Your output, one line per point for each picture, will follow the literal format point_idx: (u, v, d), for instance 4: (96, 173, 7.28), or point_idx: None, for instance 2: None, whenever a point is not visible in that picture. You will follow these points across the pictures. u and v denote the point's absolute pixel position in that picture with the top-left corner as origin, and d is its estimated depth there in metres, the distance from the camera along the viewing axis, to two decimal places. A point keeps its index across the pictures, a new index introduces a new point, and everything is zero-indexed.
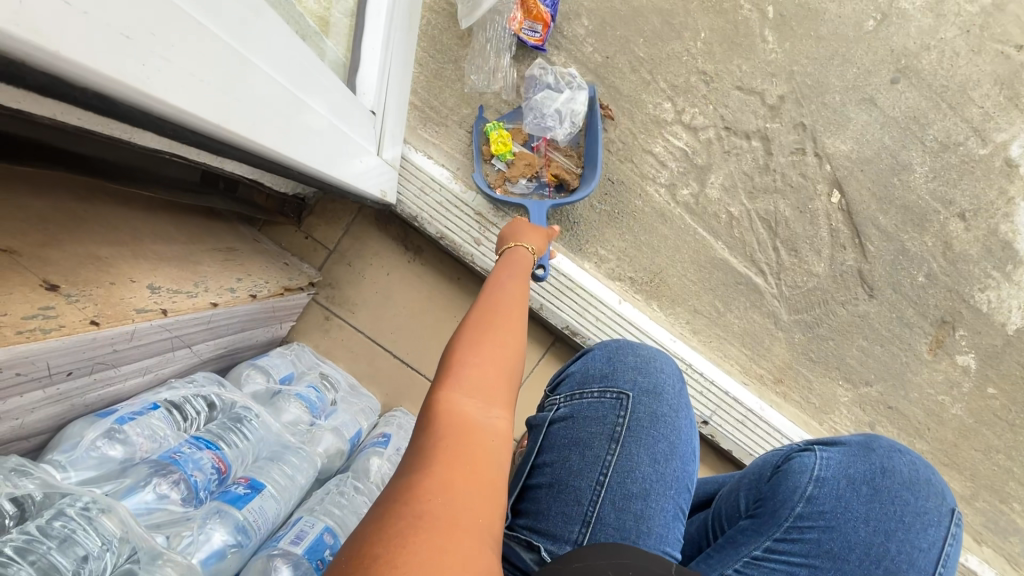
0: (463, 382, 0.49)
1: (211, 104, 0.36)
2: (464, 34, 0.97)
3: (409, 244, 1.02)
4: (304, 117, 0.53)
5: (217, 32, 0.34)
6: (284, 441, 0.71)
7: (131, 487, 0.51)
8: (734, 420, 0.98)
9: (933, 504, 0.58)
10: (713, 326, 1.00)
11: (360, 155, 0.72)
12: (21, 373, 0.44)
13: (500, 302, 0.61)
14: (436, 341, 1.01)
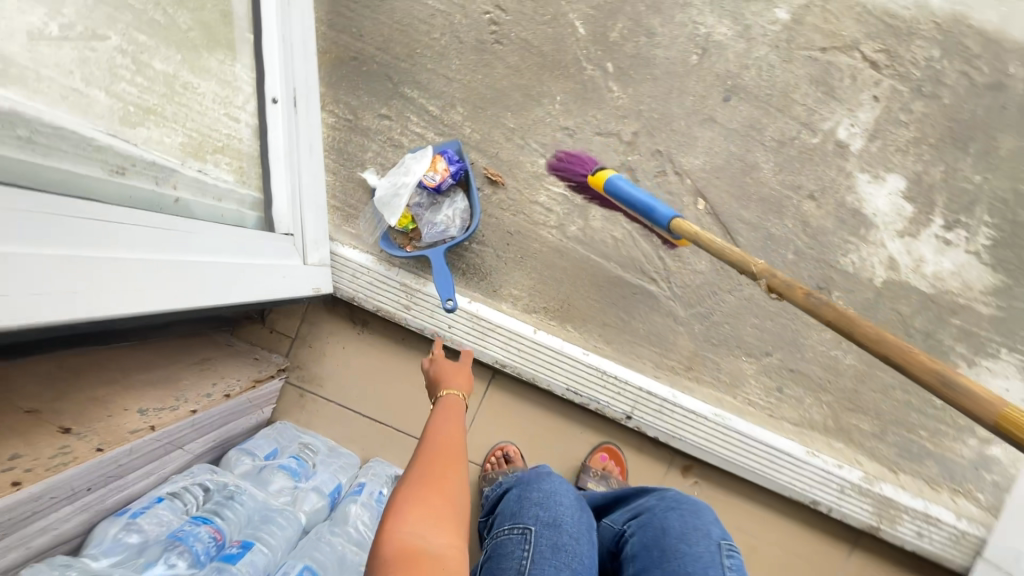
0: (415, 530, 0.49)
1: (106, 303, 0.57)
2: (364, 140, 1.17)
3: (356, 318, 1.20)
4: (209, 270, 0.74)
5: (91, 256, 0.56)
6: (269, 505, 0.89)
7: (149, 562, 0.69)
8: (653, 410, 1.14)
9: (703, 546, 0.73)
10: (622, 334, 1.17)
11: (283, 270, 0.93)
12: (56, 496, 0.63)
13: (446, 438, 0.62)
14: (394, 395, 1.19)
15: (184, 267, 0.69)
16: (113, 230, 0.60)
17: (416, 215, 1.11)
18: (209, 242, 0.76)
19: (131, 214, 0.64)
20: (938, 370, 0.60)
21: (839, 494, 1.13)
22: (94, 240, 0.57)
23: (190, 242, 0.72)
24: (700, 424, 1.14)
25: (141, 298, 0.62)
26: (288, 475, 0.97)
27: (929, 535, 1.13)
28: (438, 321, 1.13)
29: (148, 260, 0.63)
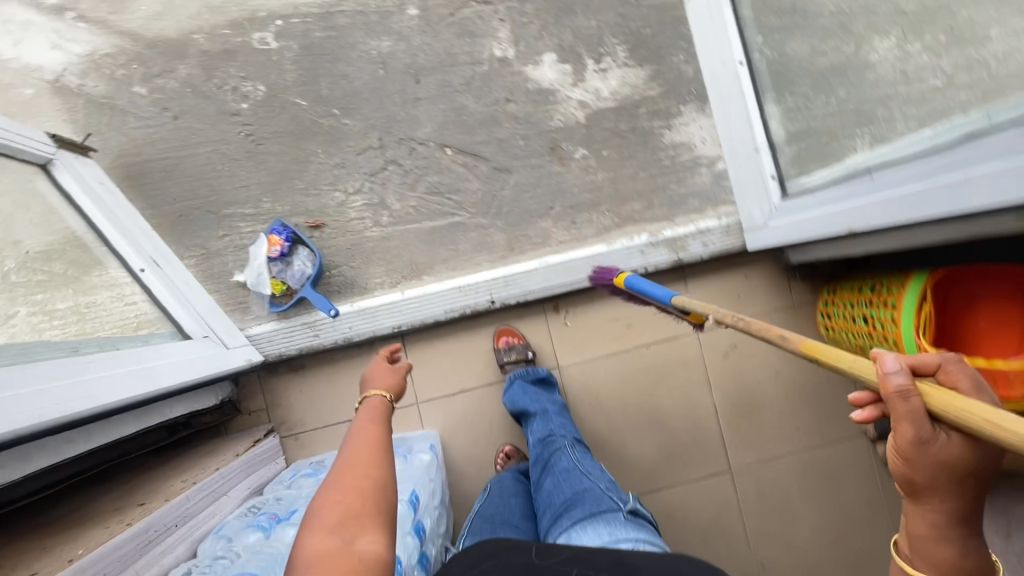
0: (322, 534, 0.72)
1: (73, 407, 0.94)
2: (221, 259, 1.60)
3: (296, 367, 1.61)
4: (135, 375, 1.12)
5: (54, 384, 0.94)
6: (305, 491, 1.31)
7: (242, 535, 1.10)
8: (505, 286, 1.57)
9: (559, 438, 1.31)
10: (458, 257, 1.62)
11: (206, 359, 1.32)
12: (163, 527, 1.05)
13: (360, 461, 0.84)
14: (351, 395, 1.61)
15: (114, 377, 1.07)
16: (60, 367, 0.98)
17: (282, 279, 1.55)
18: (132, 358, 1.14)
19: (70, 358, 1.03)
20: (779, 334, 0.78)
21: (643, 255, 1.58)
22: (52, 376, 0.95)
23: (115, 363, 1.10)
24: (538, 272, 1.57)
25: (103, 391, 1.02)
26: (310, 475, 1.39)
27: (712, 240, 1.59)
28: (342, 330, 1.55)
29: (88, 375, 1.02)
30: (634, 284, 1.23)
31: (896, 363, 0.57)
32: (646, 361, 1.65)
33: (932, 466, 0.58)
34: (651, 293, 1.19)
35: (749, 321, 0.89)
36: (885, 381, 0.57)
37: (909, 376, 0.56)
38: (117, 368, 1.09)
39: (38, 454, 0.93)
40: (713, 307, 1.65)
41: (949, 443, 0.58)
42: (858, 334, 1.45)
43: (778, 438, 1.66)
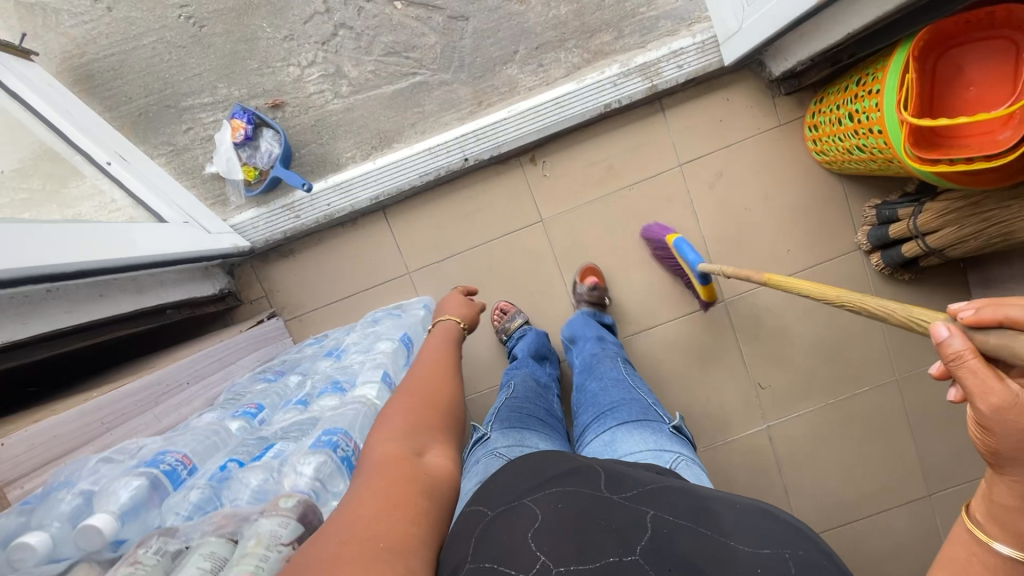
0: (379, 461, 0.64)
1: (55, 261, 0.98)
2: (191, 153, 1.58)
3: (286, 252, 1.64)
4: (115, 247, 1.15)
5: (34, 241, 0.97)
6: (312, 350, 1.36)
7: (254, 382, 1.17)
8: (476, 140, 1.52)
9: (602, 353, 1.33)
10: (426, 119, 1.58)
11: (187, 241, 1.34)
12: (177, 379, 1.13)
13: (422, 397, 0.76)
14: (344, 272, 1.65)
15: (93, 246, 1.09)
16: (37, 229, 1.01)
17: (253, 164, 1.53)
18: (110, 233, 1.17)
19: (47, 224, 1.05)
20: (835, 296, 0.78)
21: (616, 88, 1.51)
22: (31, 235, 0.97)
23: (92, 234, 1.12)
24: (509, 121, 1.52)
25: (83, 254, 1.06)
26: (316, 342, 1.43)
27: (687, 61, 1.50)
28: (321, 207, 1.56)
29: (66, 239, 1.04)
30: (679, 245, 1.47)
31: (946, 330, 0.50)
32: (630, 203, 1.63)
33: (1013, 431, 0.47)
34: (689, 254, 1.44)
35: (795, 283, 0.95)
36: (943, 346, 0.50)
37: (966, 341, 0.49)
38: (95, 238, 1.12)
39: (37, 311, 0.97)
40: (694, 138, 1.60)
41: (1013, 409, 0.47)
42: (845, 135, 1.39)
43: (770, 263, 1.66)
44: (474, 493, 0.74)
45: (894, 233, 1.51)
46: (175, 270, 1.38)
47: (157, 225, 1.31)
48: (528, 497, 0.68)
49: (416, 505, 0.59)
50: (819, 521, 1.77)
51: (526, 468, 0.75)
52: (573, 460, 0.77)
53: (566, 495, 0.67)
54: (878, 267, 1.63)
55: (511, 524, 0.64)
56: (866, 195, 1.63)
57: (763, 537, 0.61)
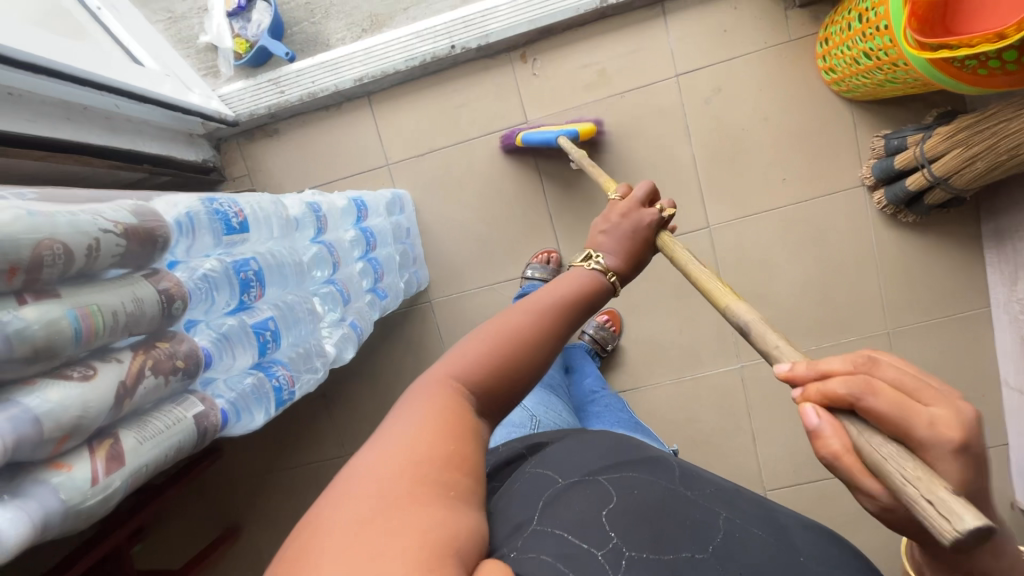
0: (427, 413, 0.61)
1: (31, 52, 1.05)
2: (184, 20, 1.58)
3: (271, 132, 1.65)
4: (92, 68, 1.22)
5: (14, 30, 1.04)
6: None
7: None
8: (464, 29, 1.50)
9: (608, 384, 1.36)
10: (418, 5, 1.55)
11: (163, 88, 1.42)
12: None
13: (498, 342, 0.70)
14: (325, 158, 1.65)
15: (71, 58, 1.17)
16: (19, 24, 1.08)
17: (244, 36, 1.53)
18: (89, 57, 1.24)
19: (29, 25, 1.12)
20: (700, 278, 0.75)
21: None
22: (12, 25, 1.05)
23: (72, 51, 1.19)
24: (499, 11, 1.49)
25: (60, 58, 1.13)
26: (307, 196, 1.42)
27: None
28: (305, 84, 1.55)
29: (45, 42, 1.11)
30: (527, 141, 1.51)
31: (818, 415, 0.46)
32: (620, 112, 1.56)
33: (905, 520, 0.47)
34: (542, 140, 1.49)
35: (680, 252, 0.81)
36: (817, 439, 0.46)
37: (839, 436, 0.45)
38: (74, 55, 1.19)
39: (8, 96, 1.05)
40: (695, 48, 1.52)
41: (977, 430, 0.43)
42: (852, 43, 1.28)
43: (762, 190, 1.57)
44: (544, 460, 0.82)
45: (899, 163, 1.39)
46: (155, 123, 1.43)
47: (137, 68, 1.38)
48: (603, 476, 0.75)
49: (455, 481, 0.55)
50: (785, 475, 1.67)
51: (589, 452, 0.82)
52: (631, 447, 0.85)
53: (639, 483, 0.73)
54: (880, 205, 1.53)
55: (586, 496, 0.71)
56: (877, 127, 1.52)
57: (826, 556, 0.67)
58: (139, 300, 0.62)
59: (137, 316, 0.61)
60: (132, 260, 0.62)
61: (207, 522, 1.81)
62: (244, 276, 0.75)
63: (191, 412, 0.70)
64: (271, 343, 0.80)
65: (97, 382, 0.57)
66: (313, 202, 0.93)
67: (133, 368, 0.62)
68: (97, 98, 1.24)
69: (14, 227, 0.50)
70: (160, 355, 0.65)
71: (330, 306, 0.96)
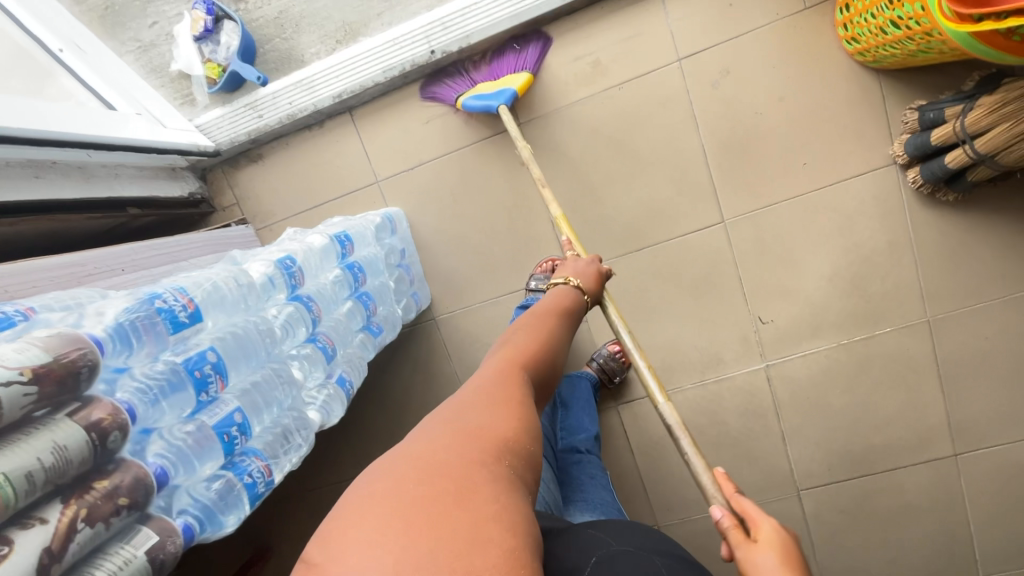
0: (483, 398, 0.62)
1: None
2: (154, 50, 1.51)
3: (255, 156, 1.59)
4: (60, 123, 1.18)
5: None
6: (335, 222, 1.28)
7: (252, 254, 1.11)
8: (442, 32, 1.40)
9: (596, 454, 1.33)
10: (392, 8, 1.44)
11: (137, 129, 1.37)
12: (109, 266, 1.11)
13: (534, 350, 0.74)
14: (312, 180, 1.58)
15: (37, 119, 1.13)
16: None
17: (215, 60, 1.46)
18: (56, 111, 1.20)
19: None
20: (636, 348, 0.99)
21: None
22: None
23: (36, 109, 1.15)
24: (478, 9, 1.37)
25: (24, 120, 1.09)
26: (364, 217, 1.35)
27: None
28: (283, 106, 1.48)
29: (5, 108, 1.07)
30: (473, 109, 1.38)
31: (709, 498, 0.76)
32: (618, 105, 1.44)
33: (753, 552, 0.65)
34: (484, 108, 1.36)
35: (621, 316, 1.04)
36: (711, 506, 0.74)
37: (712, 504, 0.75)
38: (38, 113, 1.14)
39: None
40: (696, 26, 1.38)
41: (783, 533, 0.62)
42: (877, 9, 1.12)
43: (780, 176, 1.44)
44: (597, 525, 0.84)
45: (935, 139, 1.24)
46: (133, 164, 1.38)
47: (109, 114, 1.34)
48: (658, 558, 0.76)
49: (523, 465, 0.56)
50: (820, 476, 1.57)
51: (635, 532, 0.84)
52: (663, 539, 0.85)
53: (689, 573, 0.74)
54: (915, 184, 1.38)
55: (638, 565, 0.72)
56: (908, 97, 1.36)
57: None
58: (60, 451, 0.53)
59: (59, 468, 0.53)
60: (49, 399, 0.54)
61: (238, 547, 1.85)
62: (200, 373, 0.68)
63: (143, 547, 0.60)
64: (241, 436, 0.73)
65: (8, 564, 0.48)
66: (281, 259, 0.86)
67: (62, 525, 0.53)
68: (66, 153, 1.19)
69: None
70: (97, 499, 0.56)
71: (312, 368, 0.90)
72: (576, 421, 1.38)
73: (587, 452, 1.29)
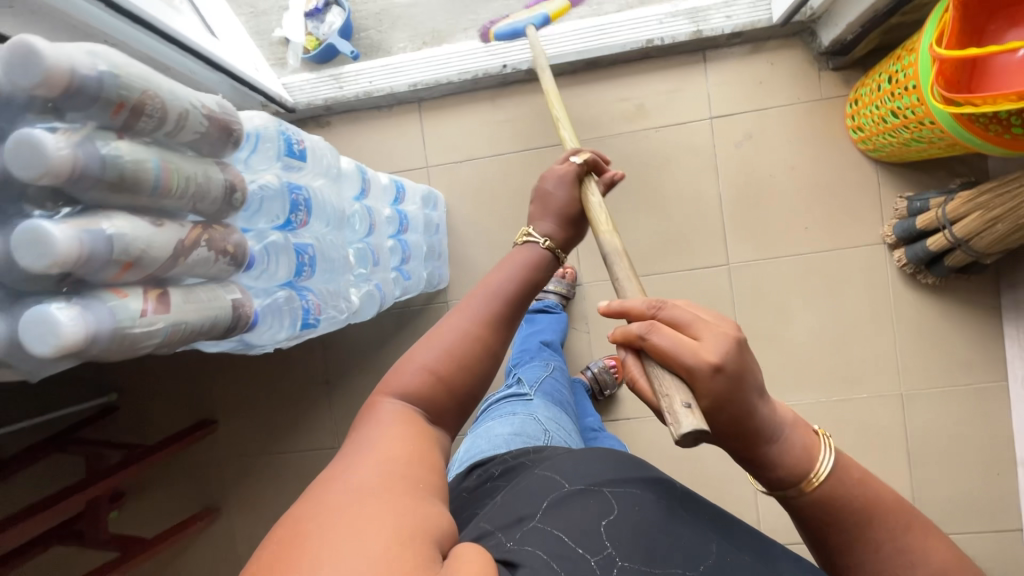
0: (394, 422, 0.64)
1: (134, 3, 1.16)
2: (266, 15, 1.73)
3: (324, 123, 1.76)
4: (185, 30, 1.33)
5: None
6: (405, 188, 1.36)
7: None
8: (517, 52, 1.62)
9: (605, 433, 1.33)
10: (477, 26, 1.68)
11: (241, 63, 1.53)
12: None
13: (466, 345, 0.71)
14: (369, 154, 1.75)
15: (172, 21, 1.28)
16: None
17: (315, 34, 1.67)
18: (185, 23, 1.36)
19: None
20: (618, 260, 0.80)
21: (661, 26, 1.55)
22: None
23: (173, 16, 1.31)
24: (551, 40, 1.60)
25: (160, 16, 1.24)
26: (417, 203, 1.42)
27: (737, 13, 1.53)
28: (363, 83, 1.67)
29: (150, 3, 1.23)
30: None
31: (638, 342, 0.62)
32: (654, 145, 1.64)
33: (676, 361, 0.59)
34: None
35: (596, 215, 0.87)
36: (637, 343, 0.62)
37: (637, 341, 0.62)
38: (173, 19, 1.30)
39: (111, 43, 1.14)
40: (730, 94, 1.61)
41: (742, 355, 0.60)
42: (881, 102, 1.36)
43: (783, 235, 1.62)
44: (556, 465, 0.87)
45: (920, 224, 1.43)
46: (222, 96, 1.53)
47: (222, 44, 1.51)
48: (609, 490, 0.78)
49: (423, 472, 0.58)
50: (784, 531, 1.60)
51: (600, 462, 0.85)
52: (636, 464, 0.86)
53: (642, 500, 0.76)
54: (900, 263, 1.55)
55: (588, 505, 0.75)
56: (900, 189, 1.57)
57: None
58: (206, 179, 0.66)
59: (203, 192, 0.65)
60: (212, 144, 0.68)
61: (190, 495, 1.80)
62: (297, 197, 0.79)
63: (231, 295, 0.72)
64: (308, 267, 0.83)
65: (162, 231, 0.61)
66: (362, 165, 1.01)
67: (192, 235, 0.65)
68: (183, 61, 1.33)
69: (129, 69, 0.57)
70: (217, 235, 0.69)
71: (361, 262, 1.00)
72: (583, 407, 1.43)
73: (599, 430, 1.33)
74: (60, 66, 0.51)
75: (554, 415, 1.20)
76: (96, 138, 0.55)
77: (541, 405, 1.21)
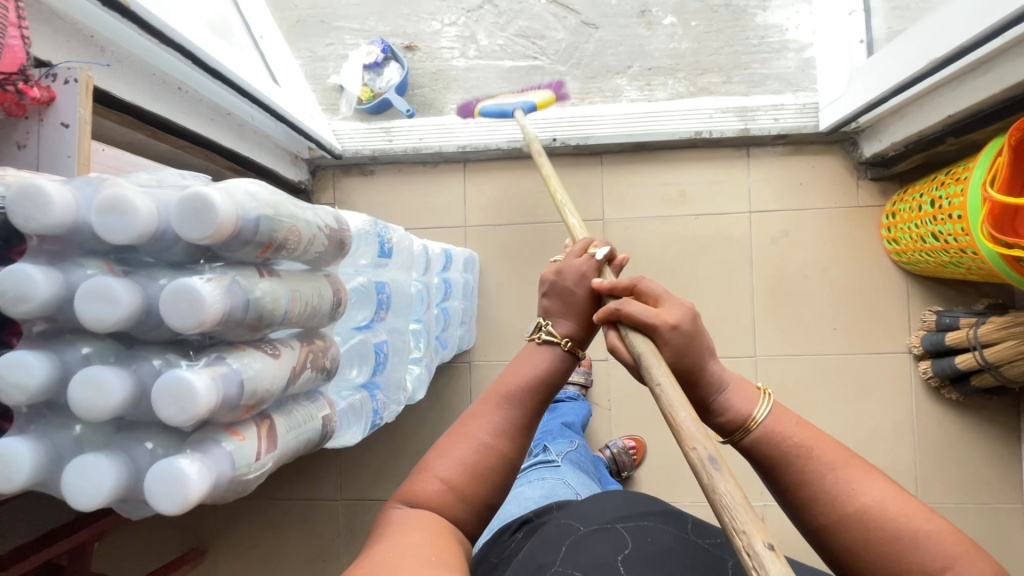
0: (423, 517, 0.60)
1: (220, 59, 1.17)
2: (323, 63, 1.76)
3: (366, 171, 1.77)
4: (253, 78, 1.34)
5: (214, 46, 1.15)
6: (453, 252, 1.35)
7: None
8: (567, 126, 1.65)
9: None
10: None
11: (298, 110, 1.55)
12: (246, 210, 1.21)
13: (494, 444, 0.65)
14: (409, 207, 1.75)
15: (246, 72, 1.29)
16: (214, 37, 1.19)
17: (371, 86, 1.70)
18: (253, 71, 1.37)
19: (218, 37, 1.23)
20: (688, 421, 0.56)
21: (711, 120, 1.61)
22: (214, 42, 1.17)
23: (246, 67, 1.32)
24: (602, 120, 1.64)
25: (236, 68, 1.25)
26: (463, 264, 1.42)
27: (784, 117, 1.58)
28: (413, 139, 1.69)
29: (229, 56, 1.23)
30: None
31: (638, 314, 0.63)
32: (691, 231, 1.67)
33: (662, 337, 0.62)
34: None
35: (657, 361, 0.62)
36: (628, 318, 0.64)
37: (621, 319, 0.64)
38: (247, 70, 1.31)
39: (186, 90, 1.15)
40: (770, 191, 1.65)
41: (697, 319, 0.63)
42: (921, 222, 1.40)
43: (811, 333, 1.63)
44: (571, 512, 0.90)
45: (949, 339, 1.45)
46: (274, 139, 1.53)
47: (280, 88, 1.52)
48: (622, 526, 0.81)
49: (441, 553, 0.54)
50: None
51: (614, 507, 0.88)
52: (649, 501, 0.92)
53: (654, 531, 0.79)
54: (925, 375, 1.56)
55: (604, 542, 0.76)
56: (929, 302, 1.60)
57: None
58: (320, 298, 0.69)
59: (316, 312, 0.69)
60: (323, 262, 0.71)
61: (178, 535, 1.72)
62: (383, 296, 0.84)
63: (321, 412, 0.74)
64: (383, 363, 0.87)
65: (281, 360, 0.65)
66: (427, 247, 1.03)
67: (301, 359, 0.68)
68: (244, 108, 1.34)
69: (279, 209, 0.60)
70: (318, 352, 0.72)
71: (418, 340, 1.02)
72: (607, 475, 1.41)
73: None
74: (227, 220, 0.54)
75: (584, 480, 1.18)
76: (240, 280, 0.58)
77: (568, 470, 1.20)
